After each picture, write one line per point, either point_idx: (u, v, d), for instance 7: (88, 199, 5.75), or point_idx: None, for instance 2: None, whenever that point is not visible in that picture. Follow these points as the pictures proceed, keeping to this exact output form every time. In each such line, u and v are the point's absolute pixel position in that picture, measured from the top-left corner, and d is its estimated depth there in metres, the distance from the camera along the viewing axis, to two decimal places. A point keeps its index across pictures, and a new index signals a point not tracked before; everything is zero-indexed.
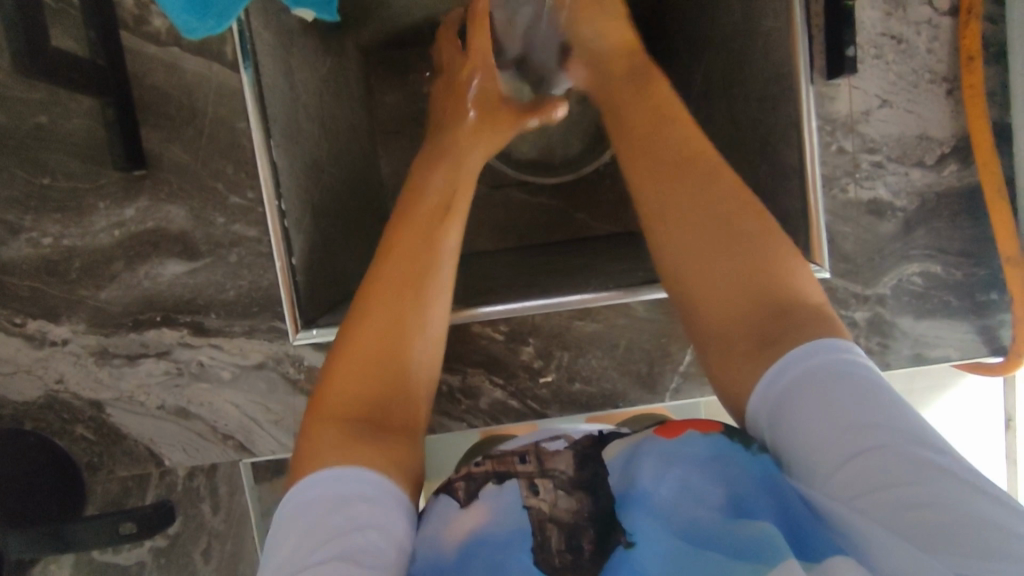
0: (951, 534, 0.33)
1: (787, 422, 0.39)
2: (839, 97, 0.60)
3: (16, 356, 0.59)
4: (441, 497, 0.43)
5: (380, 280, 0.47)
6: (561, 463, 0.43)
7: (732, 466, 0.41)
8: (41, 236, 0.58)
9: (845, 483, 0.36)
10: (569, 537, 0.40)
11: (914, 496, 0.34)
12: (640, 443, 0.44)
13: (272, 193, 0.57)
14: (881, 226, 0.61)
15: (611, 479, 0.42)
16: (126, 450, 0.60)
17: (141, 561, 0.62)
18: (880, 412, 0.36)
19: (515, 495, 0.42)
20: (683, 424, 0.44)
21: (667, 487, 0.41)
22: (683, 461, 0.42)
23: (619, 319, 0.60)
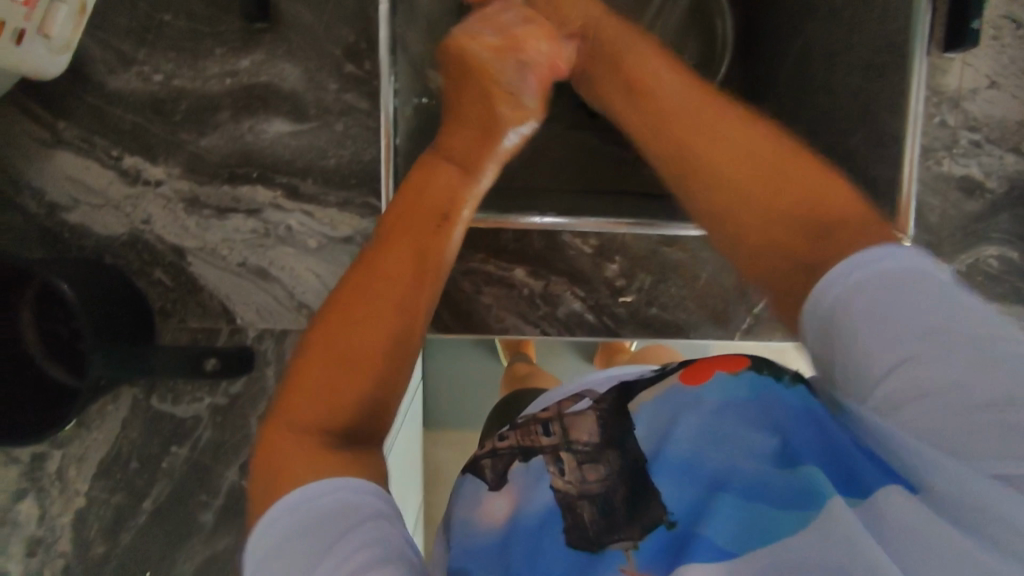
0: (988, 423, 0.26)
1: (852, 343, 0.31)
2: (951, 72, 0.61)
3: (107, 189, 0.58)
4: (471, 479, 0.45)
5: (342, 303, 0.39)
6: (585, 432, 0.42)
7: (770, 402, 0.39)
8: (153, 72, 0.57)
9: (887, 384, 0.30)
10: (602, 504, 0.39)
11: (967, 395, 0.27)
12: (668, 395, 0.42)
13: (387, 66, 0.56)
14: (969, 204, 0.62)
15: (642, 444, 0.41)
16: (201, 301, 0.60)
17: (196, 417, 0.61)
18: (917, 310, 0.29)
19: (540, 471, 0.41)
20: (709, 365, 0.42)
21: (694, 439, 0.39)
22: (707, 408, 0.40)
23: (704, 251, 0.61)
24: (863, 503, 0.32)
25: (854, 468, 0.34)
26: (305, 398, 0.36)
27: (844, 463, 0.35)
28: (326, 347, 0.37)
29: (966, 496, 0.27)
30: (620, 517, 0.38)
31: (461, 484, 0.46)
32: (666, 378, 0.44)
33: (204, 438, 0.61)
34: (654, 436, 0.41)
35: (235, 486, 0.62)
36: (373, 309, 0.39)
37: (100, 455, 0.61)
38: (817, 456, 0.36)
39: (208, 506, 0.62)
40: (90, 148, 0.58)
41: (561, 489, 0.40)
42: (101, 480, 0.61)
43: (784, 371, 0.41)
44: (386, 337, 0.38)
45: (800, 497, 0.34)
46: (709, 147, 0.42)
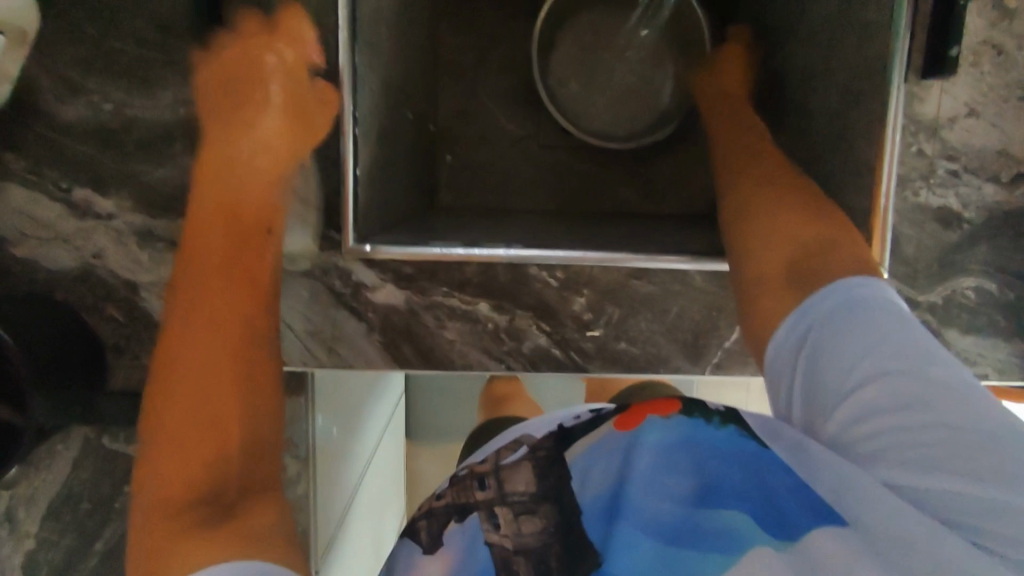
0: (949, 452, 0.36)
1: (826, 358, 0.42)
2: (929, 100, 0.59)
3: (56, 222, 0.56)
4: (405, 543, 0.46)
5: (161, 419, 0.47)
6: (520, 485, 0.45)
7: (700, 446, 0.45)
8: (103, 101, 0.55)
9: (869, 413, 0.40)
10: (539, 561, 0.40)
11: (927, 417, 0.38)
12: (602, 441, 0.47)
13: (348, 95, 0.54)
14: (945, 235, 0.61)
15: (579, 494, 0.44)
16: (155, 337, 0.58)
17: None
18: (893, 345, 0.40)
19: (475, 529, 0.43)
20: (643, 412, 0.48)
21: (638, 486, 0.43)
22: (647, 454, 0.45)
23: (674, 285, 0.59)
24: (791, 546, 0.38)
25: (778, 513, 0.40)
26: (158, 463, 0.46)
27: (773, 509, 0.41)
28: (174, 443, 0.46)
29: (882, 509, 0.37)
30: (553, 566, 0.40)
31: (399, 549, 0.46)
32: (599, 428, 0.48)
33: None
34: (596, 483, 0.45)
35: None
36: (194, 351, 0.49)
37: (50, 496, 0.59)
38: (742, 499, 0.42)
39: None
40: (38, 180, 0.56)
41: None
42: (52, 521, 0.59)
43: (714, 412, 0.47)
44: (202, 396, 0.48)
45: (726, 544, 0.39)
46: (768, 227, 0.50)
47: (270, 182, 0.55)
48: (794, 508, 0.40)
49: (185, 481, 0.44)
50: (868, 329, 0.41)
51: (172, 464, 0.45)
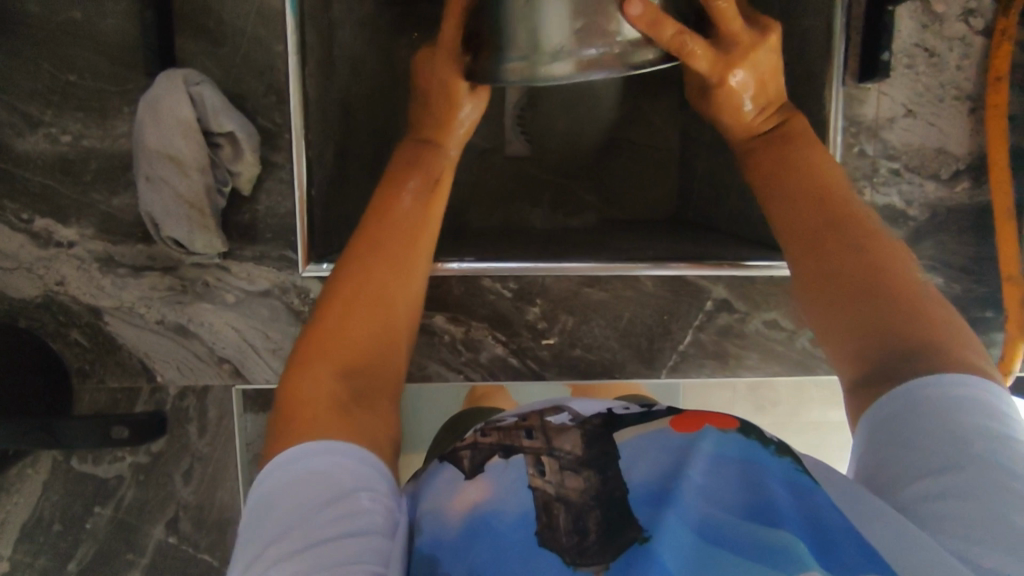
0: (978, 517, 0.31)
1: (901, 433, 0.36)
2: (867, 101, 0.61)
3: (19, 252, 0.58)
4: (445, 464, 0.43)
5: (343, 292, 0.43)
6: (569, 442, 0.40)
7: (757, 470, 0.38)
8: (60, 133, 0.57)
9: (908, 477, 0.35)
10: (575, 518, 0.37)
11: (996, 507, 0.31)
12: (657, 437, 0.41)
13: (299, 121, 0.56)
14: (891, 232, 0.62)
15: (628, 475, 0.39)
16: (120, 360, 0.60)
17: (119, 476, 0.61)
18: (970, 424, 0.34)
19: (521, 472, 0.40)
20: (699, 419, 0.42)
21: (689, 482, 0.37)
22: (702, 459, 0.38)
23: (626, 291, 0.61)
24: None
25: (833, 538, 0.34)
26: (317, 363, 0.40)
27: (820, 529, 0.34)
28: (364, 296, 0.43)
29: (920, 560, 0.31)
30: (592, 541, 0.36)
31: (437, 471, 0.44)
32: (653, 421, 0.42)
33: (129, 497, 0.61)
34: (645, 468, 0.39)
35: (163, 542, 0.62)
36: (358, 275, 0.44)
37: (23, 518, 0.61)
38: (797, 521, 0.35)
39: (136, 563, 0.62)
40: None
41: (539, 487, 0.39)
42: (26, 543, 0.61)
43: (770, 439, 0.40)
44: (380, 287, 0.44)
45: (771, 561, 0.33)
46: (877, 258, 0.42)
47: (402, 187, 0.50)
48: (849, 538, 0.34)
49: (315, 395, 0.39)
50: (940, 406, 0.35)
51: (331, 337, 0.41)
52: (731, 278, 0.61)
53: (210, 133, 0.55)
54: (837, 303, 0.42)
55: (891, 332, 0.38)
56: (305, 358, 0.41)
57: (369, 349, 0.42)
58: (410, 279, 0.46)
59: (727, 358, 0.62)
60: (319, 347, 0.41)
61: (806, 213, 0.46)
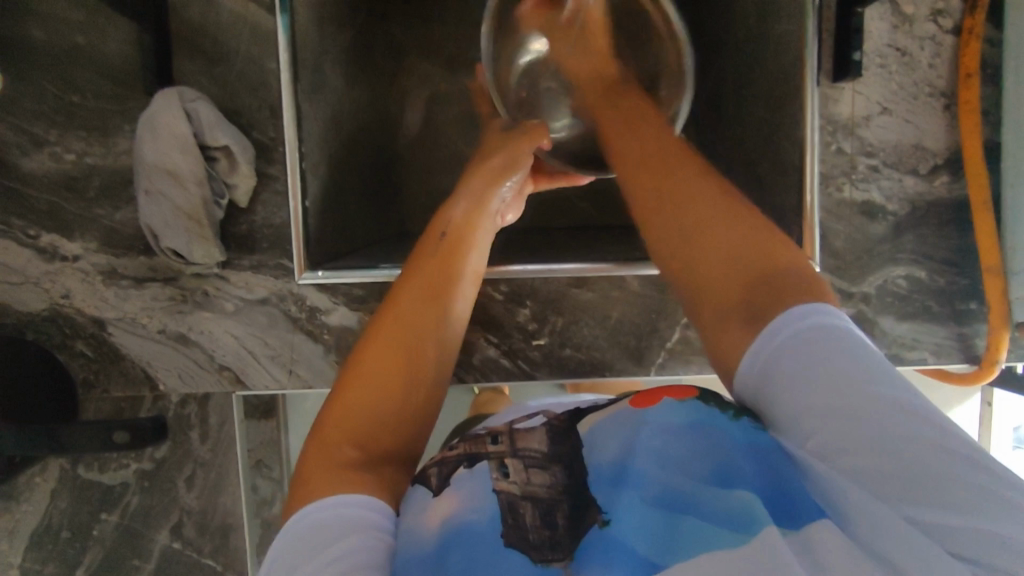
0: (914, 472, 0.31)
1: (779, 391, 0.35)
2: (843, 100, 0.62)
3: (26, 267, 0.60)
4: (415, 485, 0.43)
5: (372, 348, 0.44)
6: (534, 441, 0.42)
7: (714, 433, 0.40)
8: (65, 151, 0.59)
9: (812, 425, 0.34)
10: (545, 512, 0.39)
11: (899, 450, 0.31)
12: (618, 417, 0.43)
13: (293, 135, 0.58)
14: (872, 227, 0.63)
15: (590, 457, 0.41)
16: (123, 370, 0.62)
17: (125, 483, 0.63)
18: (847, 358, 0.34)
19: (486, 476, 0.41)
20: (657, 394, 0.44)
21: (644, 458, 0.40)
22: (658, 433, 0.41)
23: (614, 291, 0.62)
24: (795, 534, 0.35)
25: (785, 490, 0.37)
26: (361, 393, 0.43)
27: (780, 493, 0.37)
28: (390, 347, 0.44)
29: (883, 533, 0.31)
30: (561, 533, 0.38)
31: (404, 495, 0.43)
32: (614, 405, 0.45)
33: (134, 503, 0.63)
34: (608, 451, 0.41)
35: (168, 548, 0.64)
36: (402, 311, 0.46)
37: (32, 526, 0.62)
38: (755, 479, 0.37)
39: (142, 569, 0.64)
40: (7, 230, 0.60)
41: (503, 489, 0.40)
42: (34, 551, 0.62)
43: (728, 404, 0.41)
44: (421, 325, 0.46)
45: (732, 524, 0.35)
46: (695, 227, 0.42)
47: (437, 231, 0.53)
48: (808, 494, 0.36)
49: (354, 444, 0.41)
50: (818, 347, 0.34)
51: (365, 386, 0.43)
52: None
53: (207, 147, 0.57)
54: (715, 275, 0.41)
55: (748, 299, 0.39)
56: (345, 385, 0.43)
57: (412, 384, 0.44)
58: (445, 317, 0.48)
59: None
60: (361, 383, 0.43)
61: (682, 190, 0.44)
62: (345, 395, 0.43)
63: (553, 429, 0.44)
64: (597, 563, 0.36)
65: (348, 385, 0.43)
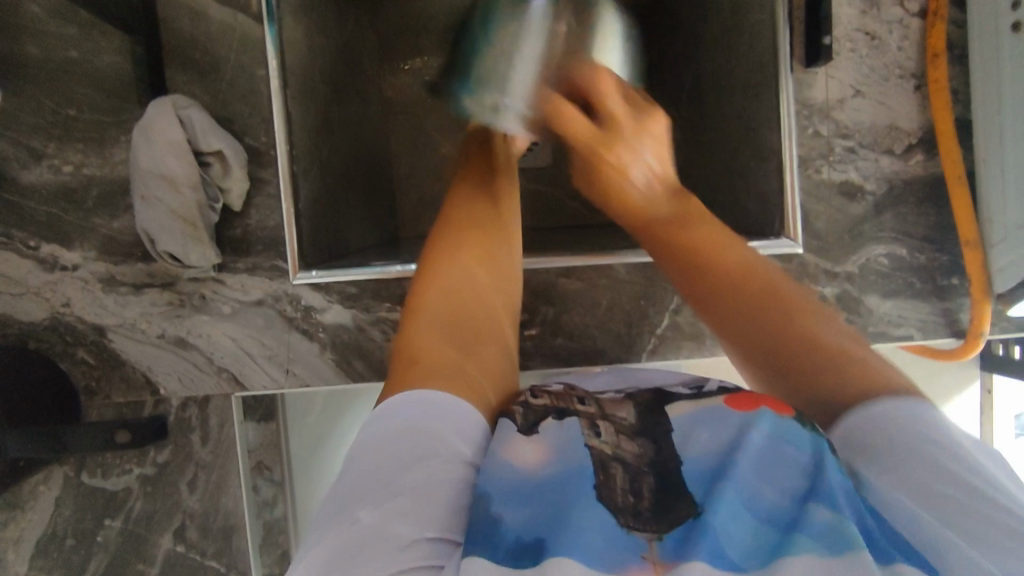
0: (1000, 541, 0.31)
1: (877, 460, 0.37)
2: (816, 85, 0.64)
3: (27, 278, 0.62)
4: (498, 419, 0.42)
5: (444, 243, 0.50)
6: (624, 411, 0.42)
7: (804, 454, 0.37)
8: (63, 163, 0.61)
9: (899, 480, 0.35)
10: (632, 478, 0.37)
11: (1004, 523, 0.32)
12: (714, 411, 0.41)
13: (284, 138, 0.59)
14: (852, 207, 0.65)
15: (683, 456, 0.39)
16: (124, 375, 0.63)
17: (128, 488, 0.64)
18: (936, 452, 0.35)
19: (577, 432, 0.40)
20: (756, 398, 0.41)
21: (744, 459, 0.37)
22: (756, 451, 0.37)
23: (602, 279, 0.63)
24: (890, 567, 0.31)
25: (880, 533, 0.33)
26: (437, 299, 0.45)
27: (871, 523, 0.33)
28: (472, 255, 0.49)
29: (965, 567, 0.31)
30: (645, 507, 0.36)
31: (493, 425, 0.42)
32: (706, 396, 0.43)
33: (137, 508, 0.64)
34: (699, 445, 0.39)
35: (171, 551, 0.64)
36: (465, 217, 0.52)
37: (37, 534, 0.63)
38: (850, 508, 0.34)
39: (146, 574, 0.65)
40: (10, 241, 0.62)
41: (594, 449, 0.39)
42: (39, 560, 0.63)
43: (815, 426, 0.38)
44: (490, 244, 0.51)
45: (826, 544, 0.32)
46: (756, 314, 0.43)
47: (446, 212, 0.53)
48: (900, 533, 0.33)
49: (438, 323, 0.43)
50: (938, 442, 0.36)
51: (446, 290, 0.45)
52: None
53: (201, 152, 0.59)
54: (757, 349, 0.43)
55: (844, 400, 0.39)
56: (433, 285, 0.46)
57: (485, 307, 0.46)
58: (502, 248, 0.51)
59: (704, 338, 0.64)
60: (451, 296, 0.45)
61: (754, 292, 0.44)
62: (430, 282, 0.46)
63: (638, 402, 0.44)
64: (690, 551, 0.33)
65: (433, 283, 0.46)
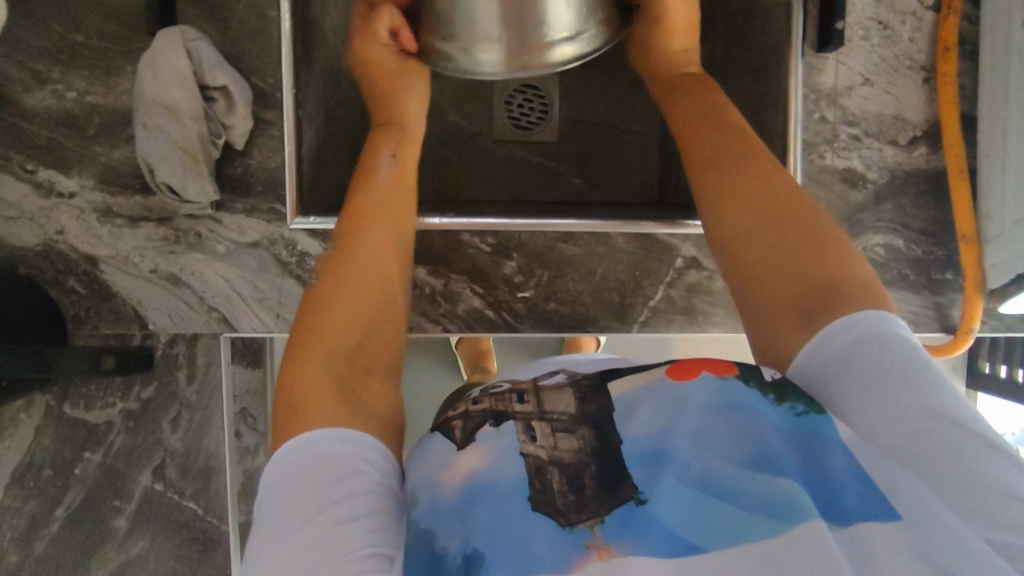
0: (930, 542, 0.33)
1: (875, 423, 0.38)
2: (826, 70, 0.64)
3: (22, 202, 0.61)
4: (438, 435, 0.44)
5: (344, 263, 0.48)
6: (562, 402, 0.41)
7: (756, 417, 0.39)
8: (66, 89, 0.61)
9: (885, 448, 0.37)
10: (572, 476, 0.38)
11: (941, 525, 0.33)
12: (653, 388, 0.42)
13: (291, 83, 0.61)
14: (852, 194, 0.65)
15: (623, 432, 0.40)
16: (113, 308, 0.62)
17: (109, 422, 0.63)
18: (930, 433, 0.36)
19: (512, 438, 0.40)
20: (697, 365, 0.42)
21: (682, 437, 0.39)
22: (697, 415, 0.40)
23: (598, 247, 0.63)
24: (842, 527, 0.35)
25: (832, 491, 0.36)
26: (334, 311, 0.45)
27: (824, 487, 0.37)
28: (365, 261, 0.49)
29: (887, 561, 0.33)
30: (589, 497, 0.38)
31: (431, 442, 0.44)
32: (650, 370, 0.43)
33: (117, 443, 0.63)
34: (639, 423, 0.40)
35: (149, 489, 0.64)
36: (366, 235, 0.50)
37: (15, 462, 0.62)
38: (799, 474, 0.37)
39: (122, 510, 0.64)
40: (7, 164, 0.61)
41: (531, 454, 0.39)
42: (16, 488, 0.62)
43: (770, 387, 0.40)
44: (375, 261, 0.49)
45: (778, 513, 0.35)
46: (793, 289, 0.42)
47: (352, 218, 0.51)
48: (853, 491, 0.36)
49: (337, 336, 0.44)
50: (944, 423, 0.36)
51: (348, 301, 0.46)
52: (699, 236, 0.63)
53: (206, 87, 0.59)
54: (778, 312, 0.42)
55: (805, 305, 0.41)
56: (324, 297, 0.46)
57: (373, 326, 0.46)
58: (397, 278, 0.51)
59: (696, 314, 0.64)
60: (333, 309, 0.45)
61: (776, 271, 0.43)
62: (298, 364, 0.43)
63: (577, 389, 0.42)
64: (633, 536, 0.35)
65: (330, 298, 0.46)
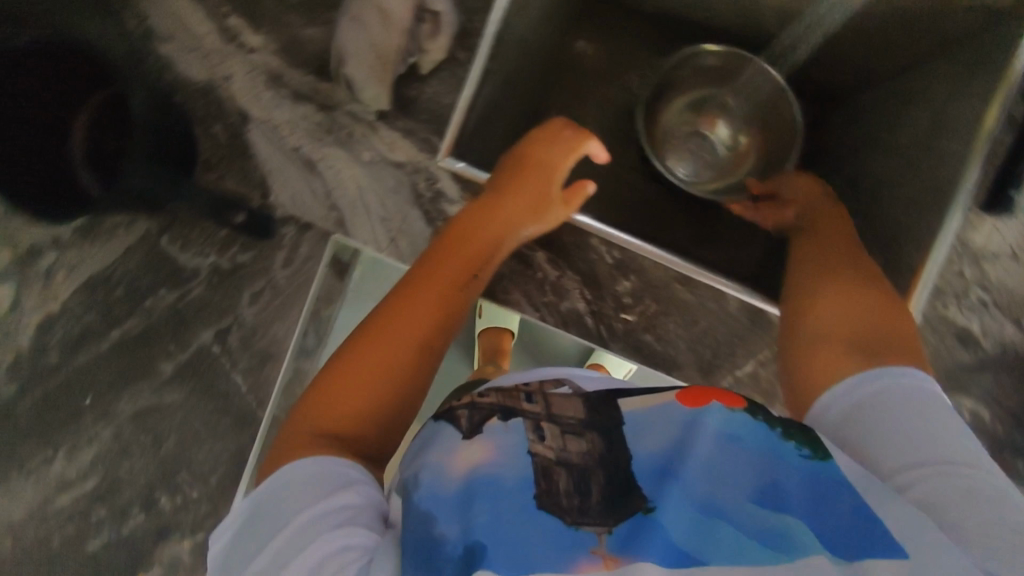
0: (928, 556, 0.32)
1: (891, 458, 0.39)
2: (981, 229, 0.66)
3: (204, 38, 0.62)
4: (443, 423, 0.44)
5: (397, 314, 0.46)
6: (570, 411, 0.42)
7: (765, 458, 0.39)
8: None
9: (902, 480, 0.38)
10: (579, 480, 0.38)
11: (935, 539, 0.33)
12: (662, 409, 0.42)
13: (497, 24, 0.59)
14: (961, 353, 0.65)
15: (632, 445, 0.40)
16: (245, 168, 0.62)
17: (196, 271, 0.63)
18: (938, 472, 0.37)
19: (520, 435, 0.41)
20: (705, 395, 0.43)
21: (698, 462, 0.38)
22: (710, 440, 0.39)
23: (710, 303, 0.64)
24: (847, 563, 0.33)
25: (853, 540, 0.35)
26: (362, 366, 0.44)
27: (851, 530, 0.35)
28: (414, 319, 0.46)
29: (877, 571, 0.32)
30: (593, 504, 0.37)
31: (435, 428, 0.44)
32: (658, 394, 0.44)
33: (194, 293, 0.63)
34: (650, 442, 0.40)
35: (205, 348, 0.63)
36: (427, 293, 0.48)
37: (94, 270, 0.63)
38: (808, 515, 0.36)
39: (172, 357, 0.63)
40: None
41: (539, 453, 0.39)
42: (83, 295, 0.63)
43: (780, 423, 0.41)
44: (425, 323, 0.47)
45: (778, 545, 0.34)
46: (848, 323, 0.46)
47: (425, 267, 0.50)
48: (864, 530, 0.35)
49: (353, 398, 0.43)
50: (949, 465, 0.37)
51: (380, 359, 0.44)
52: None
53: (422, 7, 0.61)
54: (836, 339, 0.46)
55: (863, 345, 0.45)
56: (361, 349, 0.45)
57: (394, 398, 0.44)
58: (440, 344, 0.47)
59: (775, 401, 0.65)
60: (362, 366, 0.44)
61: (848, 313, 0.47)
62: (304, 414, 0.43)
63: (585, 399, 0.43)
64: (638, 546, 0.34)
65: (363, 355, 0.44)
